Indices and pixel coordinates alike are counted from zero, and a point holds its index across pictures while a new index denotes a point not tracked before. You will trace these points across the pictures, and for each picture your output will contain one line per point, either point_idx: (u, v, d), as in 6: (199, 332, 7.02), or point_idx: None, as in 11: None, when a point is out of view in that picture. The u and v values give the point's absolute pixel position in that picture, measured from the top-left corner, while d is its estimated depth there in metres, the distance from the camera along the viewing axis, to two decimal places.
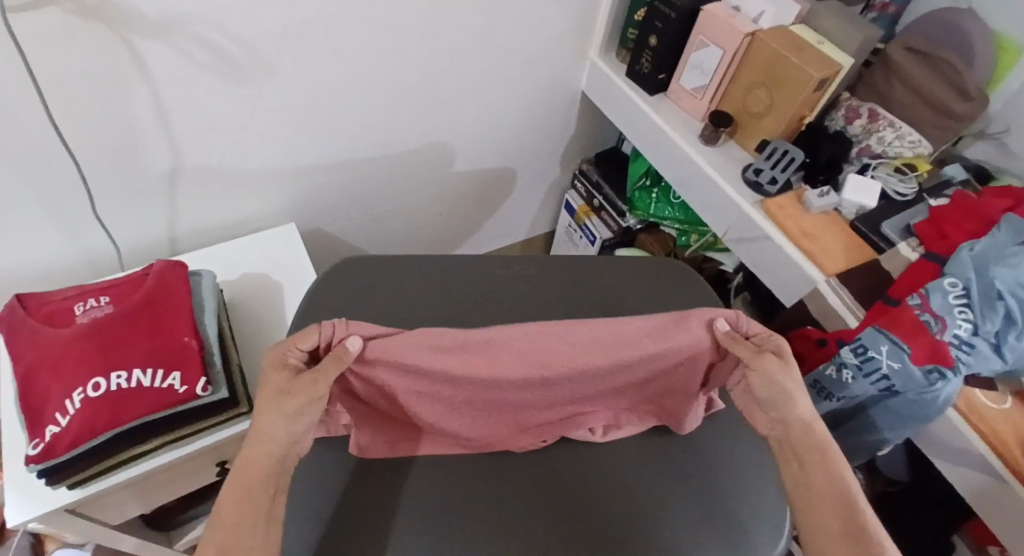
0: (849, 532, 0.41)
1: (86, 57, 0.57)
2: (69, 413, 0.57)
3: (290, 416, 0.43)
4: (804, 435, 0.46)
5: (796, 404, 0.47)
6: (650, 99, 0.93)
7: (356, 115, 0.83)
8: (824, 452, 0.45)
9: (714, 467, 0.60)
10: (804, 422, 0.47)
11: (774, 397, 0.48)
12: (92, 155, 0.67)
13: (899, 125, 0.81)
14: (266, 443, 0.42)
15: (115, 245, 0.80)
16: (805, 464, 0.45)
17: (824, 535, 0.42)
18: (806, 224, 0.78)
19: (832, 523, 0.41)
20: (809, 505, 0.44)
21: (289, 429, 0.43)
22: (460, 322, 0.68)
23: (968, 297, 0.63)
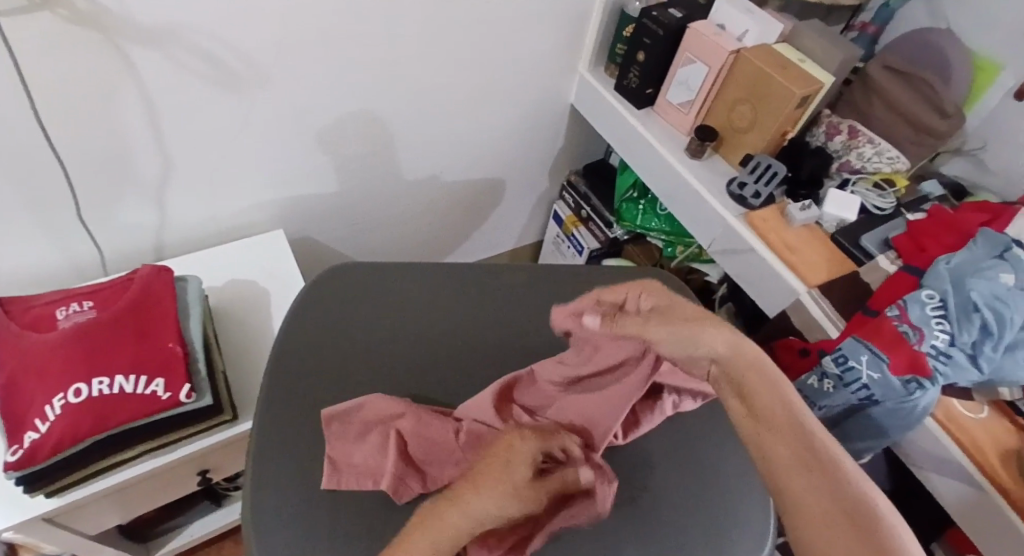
0: (804, 447, 0.42)
1: (78, 62, 0.57)
2: (49, 420, 0.56)
3: (498, 502, 0.45)
4: (742, 364, 0.49)
5: (709, 342, 0.50)
6: (637, 114, 0.95)
7: (349, 124, 0.84)
8: (761, 377, 0.47)
9: (698, 474, 0.61)
10: (731, 354, 0.49)
11: (686, 344, 0.51)
12: (82, 161, 0.66)
13: (878, 141, 0.84)
14: (467, 515, 0.45)
15: (100, 251, 0.79)
16: (747, 393, 0.47)
17: (775, 454, 0.42)
18: (789, 237, 0.79)
19: (781, 447, 0.42)
20: (756, 430, 0.44)
21: (484, 514, 0.45)
22: (450, 334, 0.68)
23: (945, 309, 0.64)
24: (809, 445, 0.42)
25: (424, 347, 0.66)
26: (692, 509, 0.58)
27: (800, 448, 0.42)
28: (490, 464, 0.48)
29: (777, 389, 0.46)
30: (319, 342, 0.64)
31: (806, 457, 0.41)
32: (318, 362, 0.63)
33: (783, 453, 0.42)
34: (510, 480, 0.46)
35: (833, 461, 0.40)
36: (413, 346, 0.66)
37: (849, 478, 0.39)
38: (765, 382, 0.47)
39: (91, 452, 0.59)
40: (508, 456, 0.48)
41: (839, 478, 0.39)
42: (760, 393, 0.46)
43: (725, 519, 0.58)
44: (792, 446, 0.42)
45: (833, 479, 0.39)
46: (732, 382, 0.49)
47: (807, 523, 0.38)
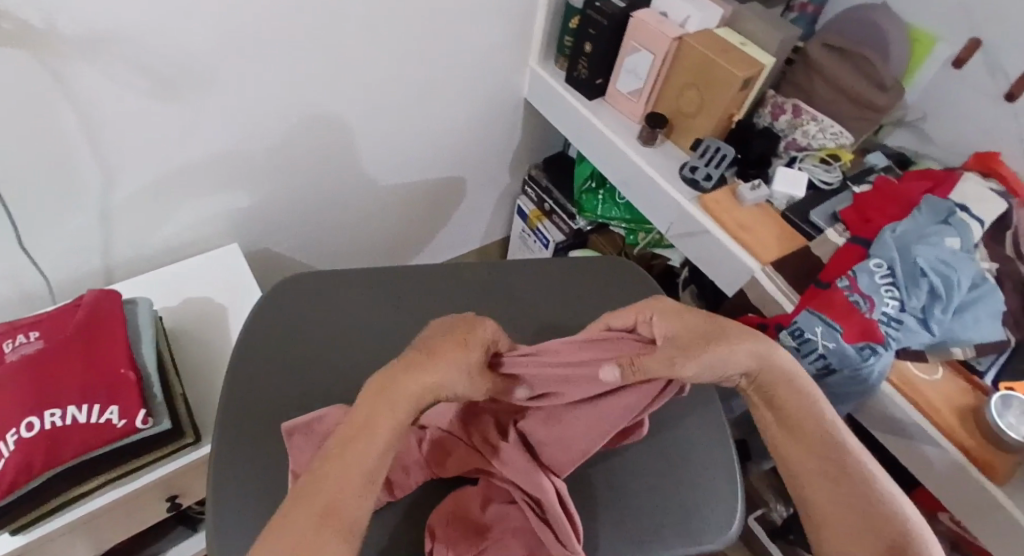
0: (838, 478, 0.46)
1: (6, 83, 0.55)
2: (0, 458, 0.54)
3: (448, 374, 0.42)
4: (771, 378, 0.49)
5: (738, 358, 0.48)
6: (589, 104, 0.96)
7: (299, 131, 0.83)
8: (799, 407, 0.49)
9: (665, 456, 0.62)
10: (764, 364, 0.49)
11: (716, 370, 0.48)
12: (19, 187, 0.64)
13: (822, 119, 0.86)
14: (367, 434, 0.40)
15: (45, 278, 0.76)
16: (795, 425, 0.49)
17: (804, 469, 0.47)
18: (741, 217, 0.81)
19: (812, 466, 0.47)
20: (784, 443, 0.49)
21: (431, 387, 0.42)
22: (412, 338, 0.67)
23: (894, 276, 0.67)
24: (847, 478, 0.45)
25: (382, 352, 0.66)
26: (661, 492, 0.59)
27: (831, 469, 0.46)
28: (419, 361, 0.43)
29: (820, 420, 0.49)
30: (275, 357, 0.63)
31: (839, 486, 0.45)
32: (277, 377, 0.62)
33: (818, 475, 0.46)
34: (445, 355, 0.43)
35: (858, 475, 0.45)
36: (372, 350, 0.66)
37: (875, 494, 0.44)
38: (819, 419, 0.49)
39: (48, 487, 0.57)
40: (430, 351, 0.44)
41: (874, 514, 0.43)
42: (807, 433, 0.48)
43: (695, 499, 0.59)
44: (821, 470, 0.47)
45: (860, 498, 0.44)
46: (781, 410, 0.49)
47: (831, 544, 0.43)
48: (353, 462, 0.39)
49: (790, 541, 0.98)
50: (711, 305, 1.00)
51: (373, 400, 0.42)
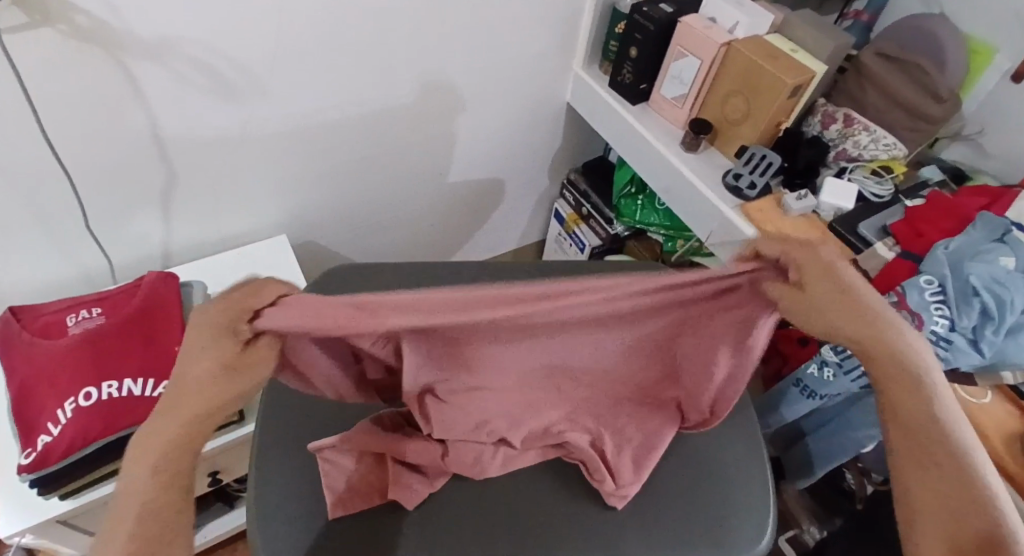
0: (931, 440, 0.34)
1: (81, 77, 0.59)
2: (61, 423, 0.58)
3: (235, 386, 0.33)
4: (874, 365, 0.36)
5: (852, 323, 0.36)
6: (633, 109, 0.96)
7: (347, 130, 0.86)
8: (841, 326, 0.37)
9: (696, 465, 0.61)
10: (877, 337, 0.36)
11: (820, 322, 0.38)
12: (88, 175, 0.69)
13: (874, 129, 0.84)
14: (153, 440, 0.32)
15: (108, 261, 0.81)
16: (892, 361, 0.36)
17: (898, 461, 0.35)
18: (786, 226, 0.80)
19: (923, 494, 0.33)
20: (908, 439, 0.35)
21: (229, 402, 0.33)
22: None
23: (944, 293, 0.64)
24: (935, 436, 0.34)
25: None
26: (689, 501, 0.58)
27: (937, 477, 0.33)
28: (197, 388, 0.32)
29: (895, 362, 0.36)
30: None
31: (937, 447, 0.33)
32: None
33: (905, 460, 0.35)
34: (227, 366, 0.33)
35: (975, 490, 0.31)
36: None
37: (985, 498, 0.31)
38: (904, 359, 0.36)
39: (101, 457, 0.60)
40: (197, 363, 0.33)
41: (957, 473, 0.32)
42: (903, 378, 0.35)
43: (727, 511, 0.58)
44: (924, 444, 0.34)
45: (953, 496, 0.32)
46: (860, 343, 0.37)
47: (924, 531, 0.32)
48: (169, 497, 0.31)
49: None
50: None
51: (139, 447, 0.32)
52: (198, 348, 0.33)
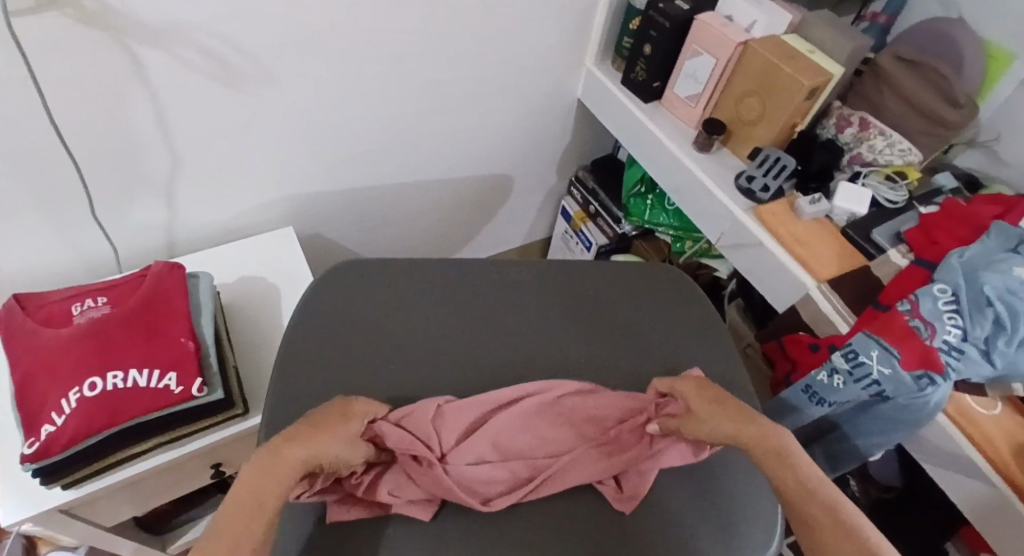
0: (825, 501, 0.45)
1: (89, 62, 0.58)
2: (65, 413, 0.57)
3: (339, 441, 0.49)
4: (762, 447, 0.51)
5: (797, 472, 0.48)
6: (645, 107, 0.95)
7: (355, 122, 0.85)
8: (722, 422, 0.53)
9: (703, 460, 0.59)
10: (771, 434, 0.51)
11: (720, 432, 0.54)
12: (94, 162, 0.68)
13: (890, 133, 0.82)
14: (282, 463, 0.46)
15: (114, 249, 0.81)
16: (752, 436, 0.52)
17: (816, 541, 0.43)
18: (798, 230, 0.79)
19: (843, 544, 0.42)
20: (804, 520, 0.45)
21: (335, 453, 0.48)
22: (457, 332, 0.68)
23: (957, 302, 0.63)
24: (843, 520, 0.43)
25: (426, 343, 0.66)
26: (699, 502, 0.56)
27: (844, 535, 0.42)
28: (308, 433, 0.48)
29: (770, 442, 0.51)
30: (316, 340, 0.65)
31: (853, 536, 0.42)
32: (322, 360, 0.63)
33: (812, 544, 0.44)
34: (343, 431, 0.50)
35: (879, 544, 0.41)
36: (419, 335, 0.67)
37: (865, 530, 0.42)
38: (770, 441, 0.51)
39: (104, 448, 0.60)
40: (321, 418, 0.50)
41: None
42: (771, 451, 0.50)
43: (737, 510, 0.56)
44: (819, 521, 0.44)
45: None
46: (733, 435, 0.52)
47: None
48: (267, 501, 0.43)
49: None
50: (758, 321, 0.98)
51: (257, 466, 0.45)
52: (321, 412, 0.51)
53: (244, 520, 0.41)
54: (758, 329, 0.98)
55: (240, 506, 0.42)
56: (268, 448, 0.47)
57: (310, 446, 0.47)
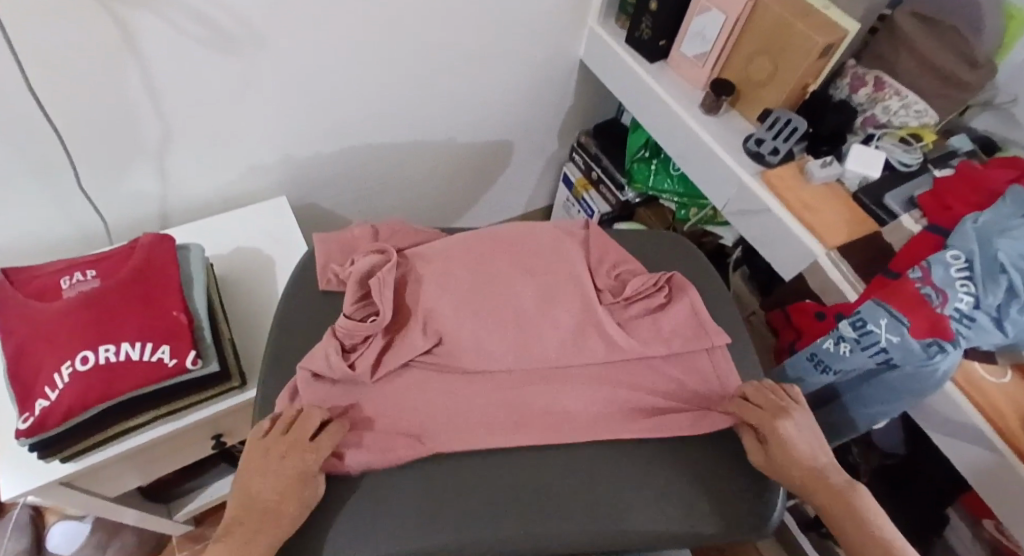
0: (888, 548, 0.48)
1: (71, 29, 0.55)
2: (59, 387, 0.57)
3: (297, 508, 0.48)
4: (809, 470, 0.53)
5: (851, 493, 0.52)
6: (650, 67, 0.91)
7: (350, 88, 0.82)
8: (792, 460, 0.53)
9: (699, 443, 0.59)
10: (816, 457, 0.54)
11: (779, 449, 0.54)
12: (80, 133, 0.65)
13: (905, 94, 0.79)
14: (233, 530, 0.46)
15: (104, 220, 0.79)
16: (820, 482, 0.52)
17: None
18: (807, 195, 0.76)
19: None
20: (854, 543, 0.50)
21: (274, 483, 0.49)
22: None
23: (970, 270, 0.61)
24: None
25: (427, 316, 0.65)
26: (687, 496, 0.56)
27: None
28: (263, 517, 0.47)
29: (836, 487, 0.52)
30: (319, 316, 0.66)
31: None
32: None
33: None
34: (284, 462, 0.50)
35: None
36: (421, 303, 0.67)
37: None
38: (835, 484, 0.52)
39: (98, 422, 0.59)
40: (268, 482, 0.49)
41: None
42: (836, 494, 0.52)
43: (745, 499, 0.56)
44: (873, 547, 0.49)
45: None
46: (801, 479, 0.53)
47: None
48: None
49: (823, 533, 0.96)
50: (763, 287, 0.96)
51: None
52: (271, 465, 0.50)
53: None
54: (762, 297, 0.96)
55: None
56: (223, 539, 0.46)
57: (272, 523, 0.47)
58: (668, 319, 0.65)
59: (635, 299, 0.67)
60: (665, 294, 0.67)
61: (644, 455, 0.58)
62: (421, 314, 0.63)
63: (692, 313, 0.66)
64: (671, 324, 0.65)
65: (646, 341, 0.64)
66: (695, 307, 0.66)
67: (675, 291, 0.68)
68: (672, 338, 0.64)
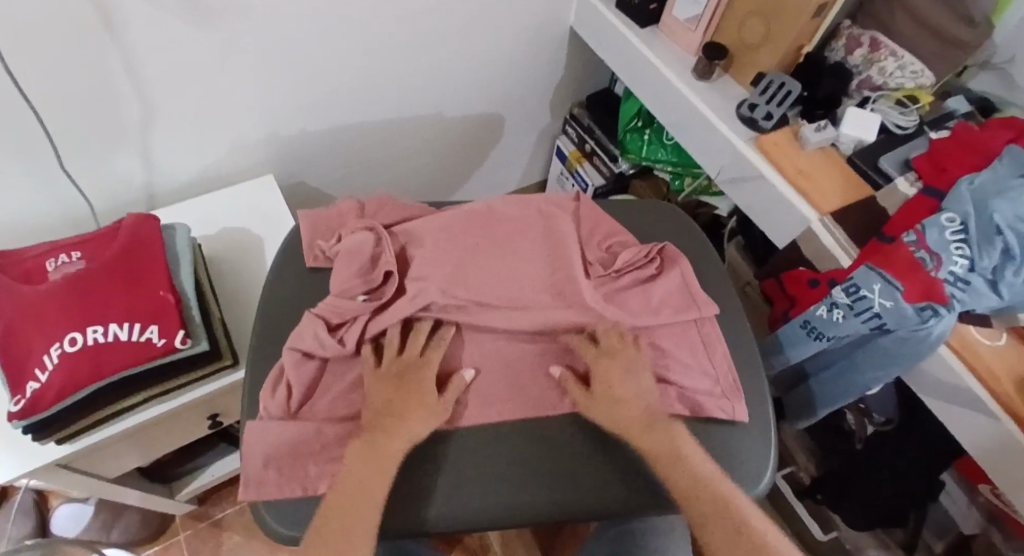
0: (714, 494, 0.50)
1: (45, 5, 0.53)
2: (48, 369, 0.57)
3: (422, 421, 0.54)
4: (656, 441, 0.54)
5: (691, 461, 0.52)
6: (642, 33, 0.89)
7: (334, 62, 0.80)
8: (617, 399, 0.56)
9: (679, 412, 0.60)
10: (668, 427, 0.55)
11: (617, 412, 0.55)
12: (62, 113, 0.64)
13: (901, 54, 0.77)
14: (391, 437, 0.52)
15: (89, 202, 0.78)
16: (645, 423, 0.55)
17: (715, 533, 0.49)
18: (801, 161, 0.75)
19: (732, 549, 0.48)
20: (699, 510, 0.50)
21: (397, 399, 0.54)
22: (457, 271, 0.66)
23: (965, 233, 0.60)
24: (727, 512, 0.49)
25: None
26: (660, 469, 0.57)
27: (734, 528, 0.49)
28: (390, 421, 0.53)
29: (659, 429, 0.54)
30: (307, 294, 0.66)
31: (729, 526, 0.49)
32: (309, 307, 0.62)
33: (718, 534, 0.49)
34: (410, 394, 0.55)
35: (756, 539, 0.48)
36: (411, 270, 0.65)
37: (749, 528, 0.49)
38: (658, 425, 0.55)
39: (90, 402, 0.59)
40: (394, 394, 0.54)
41: (750, 536, 0.48)
42: (659, 437, 0.54)
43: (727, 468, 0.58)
44: (708, 504, 0.50)
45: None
46: (624, 421, 0.55)
47: None
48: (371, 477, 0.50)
49: (818, 500, 0.97)
50: (758, 257, 0.95)
51: (359, 459, 0.51)
52: (392, 386, 0.55)
53: (354, 497, 0.49)
54: (757, 267, 0.95)
55: (346, 503, 0.48)
56: (358, 447, 0.51)
57: (398, 432, 0.52)
58: (658, 290, 0.65)
59: (627, 270, 0.66)
60: (656, 266, 0.67)
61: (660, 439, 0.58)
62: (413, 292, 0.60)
63: (682, 284, 0.66)
64: (661, 294, 0.64)
65: (637, 312, 0.63)
66: (686, 279, 0.66)
67: (667, 263, 0.67)
68: (662, 308, 0.64)
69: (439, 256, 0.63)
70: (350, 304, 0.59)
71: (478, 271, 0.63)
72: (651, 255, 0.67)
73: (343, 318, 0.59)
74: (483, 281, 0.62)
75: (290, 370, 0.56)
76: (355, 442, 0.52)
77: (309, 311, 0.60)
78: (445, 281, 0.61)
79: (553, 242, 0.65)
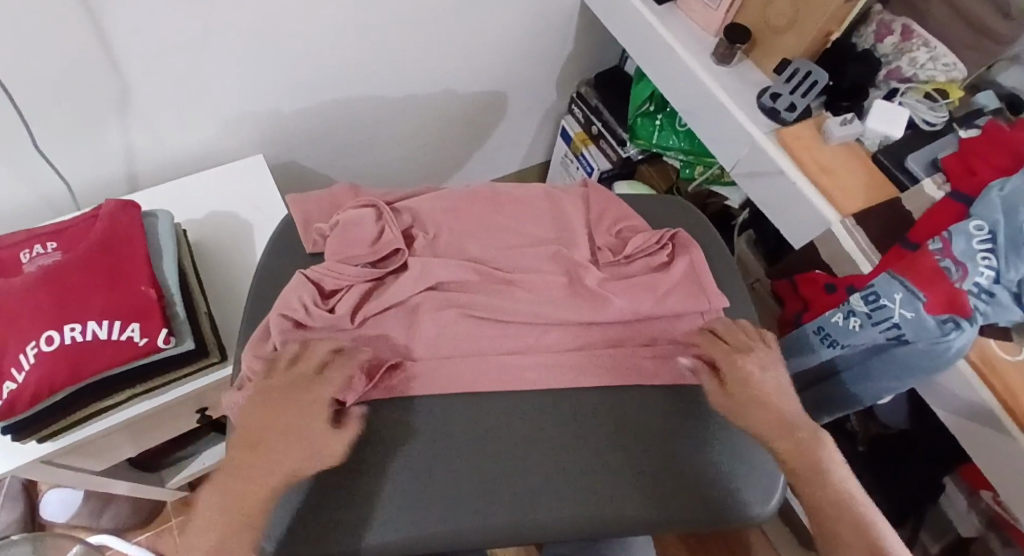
0: (845, 510, 0.45)
1: None
2: (25, 369, 0.53)
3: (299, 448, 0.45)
4: (791, 436, 0.49)
5: (818, 446, 0.49)
6: (658, 9, 0.83)
7: (326, 34, 0.74)
8: (758, 396, 0.51)
9: (678, 408, 0.56)
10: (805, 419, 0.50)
11: (747, 389, 0.52)
12: (30, 87, 0.58)
13: (934, 45, 0.72)
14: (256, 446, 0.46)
15: (67, 184, 0.73)
16: (782, 426, 0.49)
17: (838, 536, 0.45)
18: (823, 156, 0.71)
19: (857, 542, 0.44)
20: (818, 511, 0.46)
21: (285, 406, 0.47)
22: (472, 248, 0.61)
23: (994, 242, 0.56)
24: (844, 502, 0.46)
25: None
26: (674, 474, 0.52)
27: (852, 518, 0.45)
28: (265, 446, 0.45)
29: (799, 433, 0.49)
30: None
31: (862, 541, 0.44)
32: None
33: (838, 524, 0.45)
34: (292, 400, 0.47)
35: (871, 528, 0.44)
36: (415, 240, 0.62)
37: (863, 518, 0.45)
38: (797, 431, 0.49)
39: (73, 404, 0.56)
40: (282, 410, 0.47)
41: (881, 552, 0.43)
42: (797, 441, 0.49)
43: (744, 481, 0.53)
44: (826, 501, 0.46)
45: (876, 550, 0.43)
46: (760, 419, 0.50)
47: None
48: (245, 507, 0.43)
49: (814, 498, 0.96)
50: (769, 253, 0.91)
51: (222, 497, 0.44)
52: (288, 395, 0.47)
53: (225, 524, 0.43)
54: (769, 264, 0.91)
55: (213, 543, 0.42)
56: (233, 478, 0.45)
57: (278, 454, 0.45)
58: (669, 277, 0.61)
59: (637, 257, 0.62)
60: (668, 253, 0.63)
61: (669, 447, 0.54)
62: (418, 263, 0.57)
63: (693, 271, 0.62)
64: (672, 284, 0.60)
65: (642, 299, 0.59)
66: (696, 265, 0.62)
67: (679, 249, 0.63)
68: (673, 298, 0.60)
69: (443, 236, 0.61)
70: (351, 271, 0.57)
71: (484, 248, 0.61)
72: (664, 242, 0.63)
73: (341, 286, 0.56)
74: (487, 255, 0.60)
75: (279, 330, 0.53)
76: (225, 472, 0.45)
77: (303, 274, 0.57)
78: (450, 258, 0.59)
79: (561, 226, 0.63)
